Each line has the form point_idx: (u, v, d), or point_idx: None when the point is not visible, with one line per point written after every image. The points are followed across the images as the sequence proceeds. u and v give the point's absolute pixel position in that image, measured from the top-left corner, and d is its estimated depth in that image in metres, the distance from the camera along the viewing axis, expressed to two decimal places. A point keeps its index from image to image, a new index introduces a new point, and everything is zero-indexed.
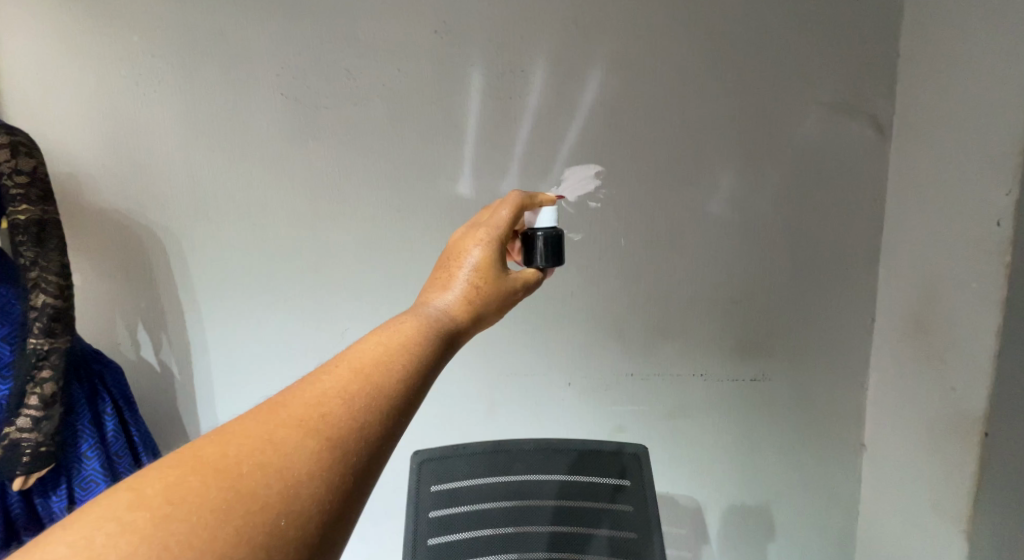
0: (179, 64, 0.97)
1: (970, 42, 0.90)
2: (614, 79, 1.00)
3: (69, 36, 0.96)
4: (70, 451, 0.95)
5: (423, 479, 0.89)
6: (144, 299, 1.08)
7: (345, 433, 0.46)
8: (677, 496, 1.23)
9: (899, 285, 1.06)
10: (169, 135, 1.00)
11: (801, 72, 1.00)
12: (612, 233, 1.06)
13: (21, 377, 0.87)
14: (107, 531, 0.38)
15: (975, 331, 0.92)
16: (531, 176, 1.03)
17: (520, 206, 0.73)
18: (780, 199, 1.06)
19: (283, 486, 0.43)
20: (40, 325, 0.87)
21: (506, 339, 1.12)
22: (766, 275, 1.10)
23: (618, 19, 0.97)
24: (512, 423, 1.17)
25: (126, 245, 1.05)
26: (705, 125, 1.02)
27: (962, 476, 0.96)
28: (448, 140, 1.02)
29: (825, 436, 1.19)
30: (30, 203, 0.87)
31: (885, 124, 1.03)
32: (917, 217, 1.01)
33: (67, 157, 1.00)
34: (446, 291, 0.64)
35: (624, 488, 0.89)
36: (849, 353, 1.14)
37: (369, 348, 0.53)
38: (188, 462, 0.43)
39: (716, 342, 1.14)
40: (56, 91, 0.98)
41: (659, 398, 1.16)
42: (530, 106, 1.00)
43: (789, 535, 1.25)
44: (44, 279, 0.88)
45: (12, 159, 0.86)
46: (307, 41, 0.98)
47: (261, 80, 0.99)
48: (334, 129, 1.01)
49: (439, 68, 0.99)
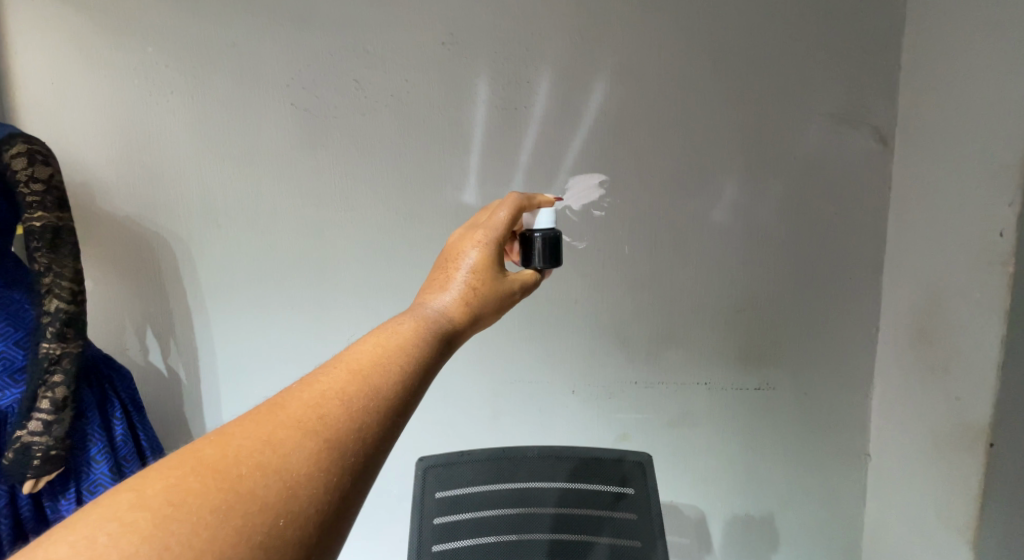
0: (190, 74, 0.99)
1: (971, 54, 0.91)
2: (618, 89, 1.01)
3: (84, 45, 0.98)
4: (79, 454, 0.96)
5: (428, 485, 0.89)
6: (152, 305, 1.09)
7: (343, 434, 0.47)
8: (682, 506, 1.22)
9: (903, 294, 1.07)
10: (180, 143, 1.02)
11: (803, 82, 1.01)
12: (616, 241, 1.07)
13: (33, 381, 0.88)
14: (108, 532, 0.39)
15: (978, 341, 0.92)
16: (537, 184, 1.04)
17: (517, 209, 0.73)
18: (783, 208, 1.06)
19: (281, 487, 0.43)
20: (53, 330, 0.89)
21: (509, 347, 1.13)
22: (769, 285, 1.10)
23: (623, 31, 0.99)
24: (516, 430, 1.17)
25: (137, 251, 1.06)
26: (707, 134, 1.03)
27: (967, 487, 0.95)
28: (455, 149, 1.03)
29: (829, 444, 1.18)
30: (46, 210, 0.89)
31: (887, 135, 1.04)
32: (920, 227, 1.02)
33: (79, 165, 1.02)
34: (443, 291, 0.65)
35: (625, 495, 0.89)
36: (851, 363, 1.14)
37: (366, 349, 0.54)
38: (188, 462, 0.44)
39: (720, 350, 1.14)
40: (69, 100, 1.00)
41: (662, 406, 1.17)
42: (536, 115, 1.02)
43: (793, 545, 1.24)
44: (57, 285, 0.89)
45: (28, 166, 0.88)
46: (315, 50, 0.99)
47: (271, 90, 1.01)
48: (341, 139, 1.03)
49: (444, 77, 1.01)
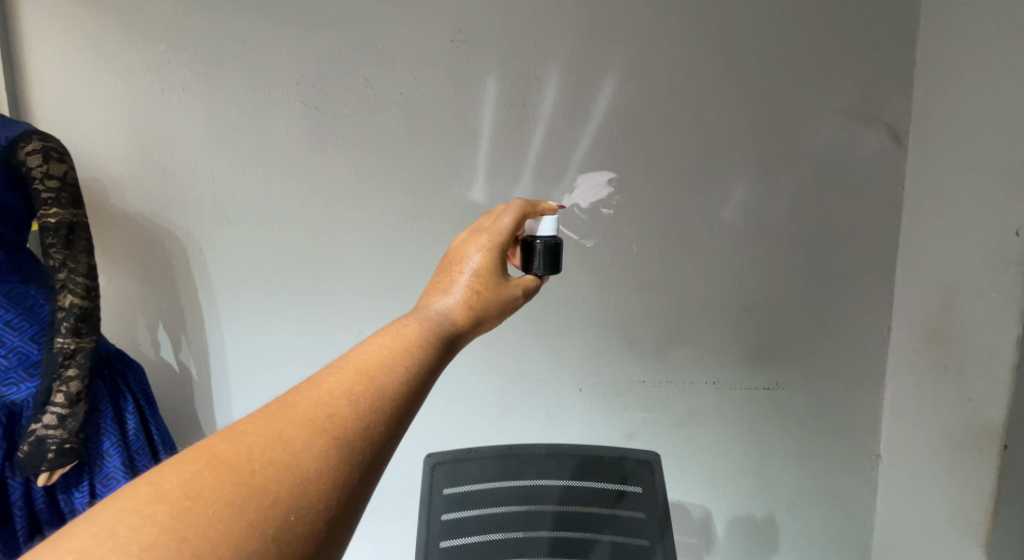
0: (202, 72, 1.00)
1: (986, 51, 0.90)
2: (627, 86, 1.00)
3: (100, 45, 0.99)
4: (93, 448, 0.98)
5: (436, 482, 0.89)
6: (164, 300, 1.10)
7: (352, 433, 0.48)
8: (688, 505, 1.22)
9: (915, 294, 1.05)
10: (192, 141, 1.03)
11: (814, 80, 1.00)
12: (624, 240, 1.07)
13: (48, 375, 0.90)
14: (128, 523, 0.40)
15: (992, 341, 0.91)
16: (545, 182, 1.04)
17: (521, 215, 0.73)
18: (794, 206, 1.06)
19: (292, 482, 0.44)
20: (67, 325, 0.90)
21: (516, 345, 1.13)
22: (779, 284, 1.09)
23: (633, 28, 0.98)
24: (523, 428, 1.17)
25: (149, 248, 1.07)
26: (718, 132, 1.02)
27: (980, 489, 0.94)
28: (463, 147, 1.03)
29: (838, 445, 1.18)
30: (61, 206, 0.90)
31: (900, 133, 1.03)
32: (933, 227, 1.01)
33: (94, 163, 1.03)
34: (446, 294, 0.65)
35: (633, 495, 0.89)
36: (862, 364, 1.13)
37: (373, 350, 0.55)
38: (202, 457, 0.44)
39: (729, 350, 1.13)
40: (83, 99, 1.01)
41: (670, 405, 1.16)
42: (544, 113, 1.02)
43: (801, 546, 1.23)
44: (72, 280, 0.91)
45: (43, 164, 0.88)
46: (325, 48, 1.00)
47: (283, 89, 1.01)
48: (350, 136, 1.03)
49: (454, 76, 1.01)
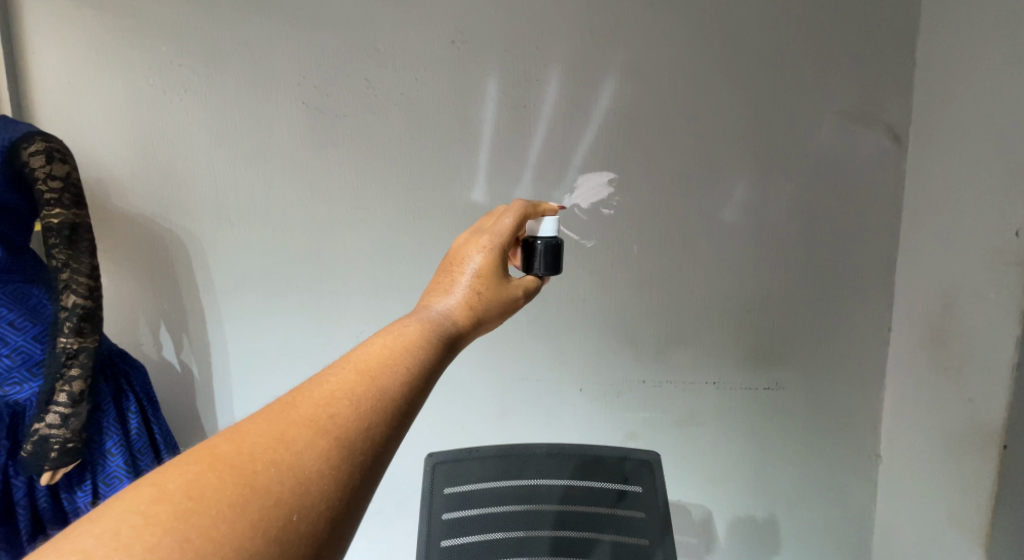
0: (204, 73, 1.01)
1: (986, 52, 0.90)
2: (628, 87, 1.01)
3: (101, 46, 1.00)
4: (95, 447, 0.98)
5: (436, 482, 0.90)
6: (166, 300, 1.10)
7: (353, 433, 0.48)
8: (688, 505, 1.22)
9: (915, 294, 1.06)
10: (193, 141, 1.03)
11: (815, 80, 1.01)
12: (625, 240, 1.07)
13: (51, 374, 0.90)
14: (132, 524, 0.40)
15: (992, 342, 0.91)
16: (545, 183, 1.04)
17: (522, 216, 0.74)
18: (794, 206, 1.06)
19: (294, 482, 0.44)
20: (70, 325, 0.91)
21: (517, 345, 1.13)
22: (779, 284, 1.10)
23: (633, 29, 0.99)
24: (523, 428, 1.17)
25: (151, 248, 1.08)
26: (719, 133, 1.02)
27: (980, 490, 0.94)
28: (464, 147, 1.04)
29: (838, 445, 1.18)
30: (64, 207, 0.90)
31: (900, 134, 1.03)
32: (933, 227, 1.01)
33: (96, 164, 1.04)
34: (447, 294, 0.66)
35: (633, 494, 0.89)
36: (862, 364, 1.13)
37: (374, 350, 0.55)
38: (204, 458, 0.45)
39: (729, 350, 1.13)
40: (85, 100, 1.01)
41: (670, 405, 1.16)
42: (545, 113, 1.02)
43: (801, 546, 1.23)
44: (75, 280, 0.91)
45: (46, 164, 0.89)
46: (325, 50, 1.00)
47: (285, 89, 1.02)
48: (351, 137, 1.04)
49: (454, 76, 1.01)
